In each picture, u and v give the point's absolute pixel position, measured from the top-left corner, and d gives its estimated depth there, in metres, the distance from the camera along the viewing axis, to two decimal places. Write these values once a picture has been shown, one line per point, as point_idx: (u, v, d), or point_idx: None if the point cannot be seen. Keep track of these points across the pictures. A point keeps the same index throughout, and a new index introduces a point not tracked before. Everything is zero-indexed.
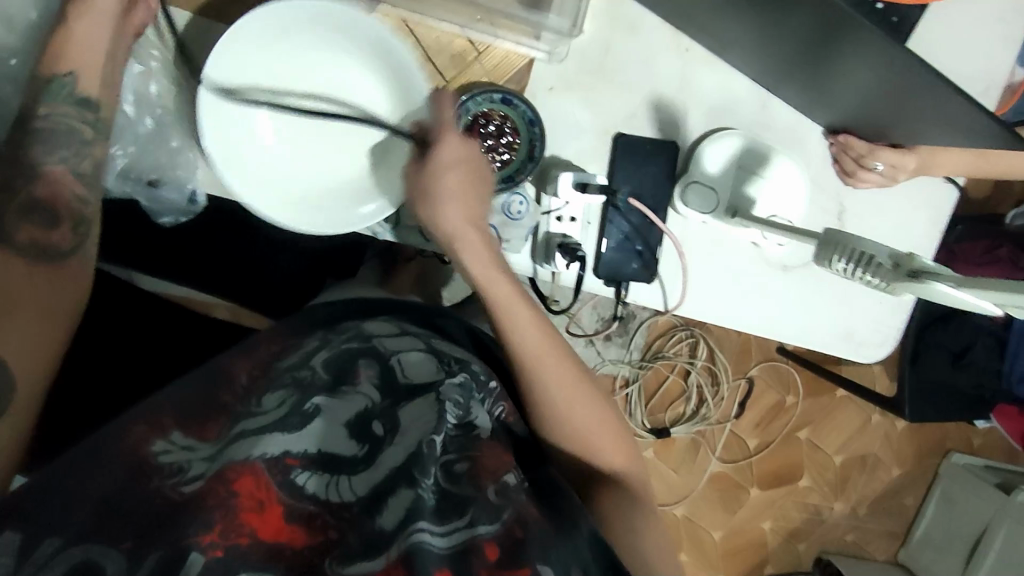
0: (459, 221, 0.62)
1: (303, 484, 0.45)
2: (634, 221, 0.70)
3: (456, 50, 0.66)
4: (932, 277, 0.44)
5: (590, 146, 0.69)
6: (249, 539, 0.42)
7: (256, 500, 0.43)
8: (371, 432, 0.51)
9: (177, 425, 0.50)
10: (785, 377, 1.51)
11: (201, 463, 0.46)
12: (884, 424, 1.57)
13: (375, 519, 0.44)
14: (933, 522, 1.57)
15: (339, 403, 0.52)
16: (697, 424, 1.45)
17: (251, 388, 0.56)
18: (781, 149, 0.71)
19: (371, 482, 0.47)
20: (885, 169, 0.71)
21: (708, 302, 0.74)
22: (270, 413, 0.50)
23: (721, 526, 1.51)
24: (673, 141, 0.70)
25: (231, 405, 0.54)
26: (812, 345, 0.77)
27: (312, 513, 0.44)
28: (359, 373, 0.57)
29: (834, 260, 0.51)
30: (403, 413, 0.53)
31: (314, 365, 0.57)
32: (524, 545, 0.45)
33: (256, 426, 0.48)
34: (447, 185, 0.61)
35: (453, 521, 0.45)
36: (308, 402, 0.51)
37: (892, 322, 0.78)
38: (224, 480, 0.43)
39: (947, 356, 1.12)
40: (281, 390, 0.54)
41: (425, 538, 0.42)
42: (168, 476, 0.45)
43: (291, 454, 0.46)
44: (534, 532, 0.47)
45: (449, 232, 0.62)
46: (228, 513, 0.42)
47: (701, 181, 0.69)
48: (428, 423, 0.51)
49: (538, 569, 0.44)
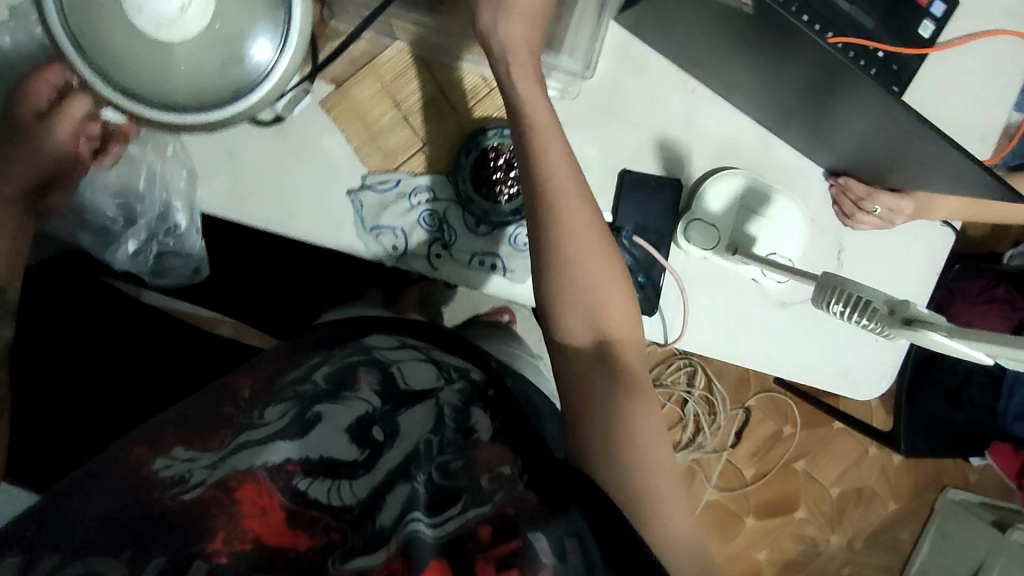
0: (516, 37, 0.55)
1: (305, 489, 0.49)
2: (637, 255, 0.72)
3: (469, 85, 0.67)
4: (924, 325, 0.45)
5: (597, 181, 0.70)
6: (253, 544, 0.44)
7: (259, 506, 0.46)
8: (371, 437, 0.55)
9: (178, 442, 0.53)
10: (782, 407, 1.52)
11: (201, 471, 0.49)
12: (880, 457, 1.58)
13: (374, 519, 0.48)
14: (929, 556, 1.57)
15: (339, 409, 0.57)
16: (693, 452, 1.47)
17: (252, 400, 0.60)
18: (782, 190, 0.72)
19: (371, 484, 0.51)
20: (882, 213, 0.72)
21: (707, 336, 0.75)
22: (272, 424, 0.54)
23: (717, 554, 1.50)
24: (676, 178, 0.71)
25: (234, 417, 0.57)
26: (809, 379, 0.78)
27: (314, 517, 0.47)
28: (360, 379, 0.62)
29: (831, 304, 0.52)
30: (401, 420, 0.59)
31: (316, 378, 0.62)
32: (516, 522, 0.47)
33: (260, 436, 0.52)
34: (516, 3, 0.54)
35: (447, 512, 0.48)
36: (309, 410, 0.56)
37: (888, 359, 0.79)
38: (228, 490, 0.46)
39: (942, 391, 1.13)
40: (282, 403, 0.57)
41: (419, 527, 0.46)
42: (168, 487, 0.47)
43: (291, 461, 0.50)
44: (527, 510, 0.49)
45: (501, 44, 0.56)
46: (234, 518, 0.45)
47: (702, 218, 0.71)
48: (427, 426, 0.59)
49: (530, 539, 0.46)
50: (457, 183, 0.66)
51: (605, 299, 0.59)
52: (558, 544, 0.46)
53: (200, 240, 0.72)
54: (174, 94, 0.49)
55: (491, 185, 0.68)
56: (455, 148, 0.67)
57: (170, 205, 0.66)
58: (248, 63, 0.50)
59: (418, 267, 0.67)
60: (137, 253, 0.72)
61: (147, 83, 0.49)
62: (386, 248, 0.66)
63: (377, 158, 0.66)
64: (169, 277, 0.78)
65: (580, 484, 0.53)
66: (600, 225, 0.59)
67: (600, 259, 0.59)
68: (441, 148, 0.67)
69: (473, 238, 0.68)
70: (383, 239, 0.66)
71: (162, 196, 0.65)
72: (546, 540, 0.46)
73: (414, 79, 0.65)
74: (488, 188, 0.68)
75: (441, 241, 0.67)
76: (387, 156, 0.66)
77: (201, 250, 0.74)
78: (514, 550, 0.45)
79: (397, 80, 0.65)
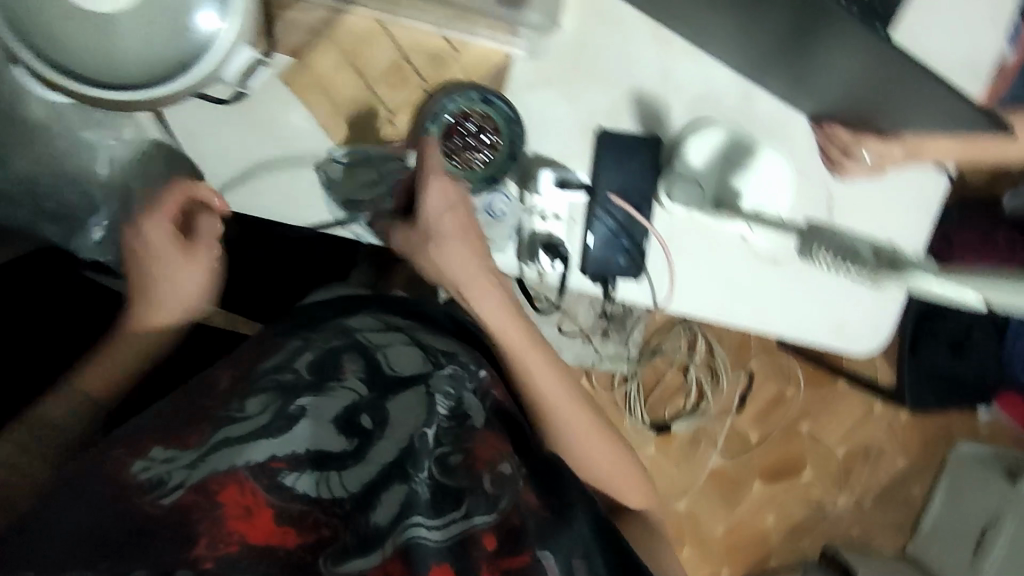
0: (456, 264, 0.61)
1: (292, 484, 0.49)
2: (619, 217, 0.69)
3: (433, 49, 0.64)
4: (910, 266, 0.43)
5: (573, 142, 0.68)
6: (239, 545, 0.46)
7: (243, 508, 0.47)
8: (360, 426, 0.54)
9: (155, 442, 0.52)
10: (786, 368, 1.49)
11: (181, 471, 0.49)
12: (887, 413, 1.56)
13: (368, 516, 0.47)
14: (940, 511, 1.56)
15: (324, 401, 0.56)
16: (695, 419, 1.45)
17: (231, 391, 0.57)
18: (766, 142, 0.70)
19: (362, 478, 0.50)
20: (872, 159, 0.70)
21: (696, 296, 0.73)
22: (252, 420, 0.52)
23: (724, 520, 1.51)
24: (655, 135, 0.69)
25: (212, 411, 0.54)
26: (804, 336, 0.76)
27: (304, 512, 0.48)
28: (344, 368, 0.60)
29: (816, 253, 0.51)
30: (390, 407, 0.57)
31: (298, 366, 0.59)
32: (521, 533, 0.52)
33: (239, 433, 0.51)
34: (449, 234, 0.60)
35: (450, 514, 0.48)
36: (292, 405, 0.54)
37: (886, 312, 0.77)
38: (209, 494, 0.47)
39: (948, 344, 1.11)
40: (263, 394, 0.55)
41: (422, 532, 0.46)
42: (147, 492, 0.48)
43: (275, 458, 0.50)
44: (532, 520, 0.54)
45: (449, 277, 0.62)
46: (218, 522, 0.46)
47: (685, 175, 0.68)
48: (419, 418, 0.55)
49: (536, 555, 0.51)
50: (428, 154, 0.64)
51: (593, 450, 0.72)
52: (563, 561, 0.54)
53: None
54: (121, 69, 0.48)
55: (463, 153, 0.65)
56: (419, 117, 0.64)
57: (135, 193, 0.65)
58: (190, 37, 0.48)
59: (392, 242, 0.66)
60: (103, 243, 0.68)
61: (95, 63, 0.48)
62: (360, 227, 0.64)
63: (344, 130, 0.64)
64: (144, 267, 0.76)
65: (576, 497, 0.62)
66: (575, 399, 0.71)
67: (583, 424, 0.71)
68: (409, 116, 0.65)
69: None
70: (357, 215, 0.65)
71: (126, 185, 0.64)
72: (552, 557, 0.53)
73: (375, 45, 0.63)
74: (459, 156, 0.64)
75: None
76: (354, 128, 0.64)
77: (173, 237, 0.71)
78: (523, 564, 0.50)
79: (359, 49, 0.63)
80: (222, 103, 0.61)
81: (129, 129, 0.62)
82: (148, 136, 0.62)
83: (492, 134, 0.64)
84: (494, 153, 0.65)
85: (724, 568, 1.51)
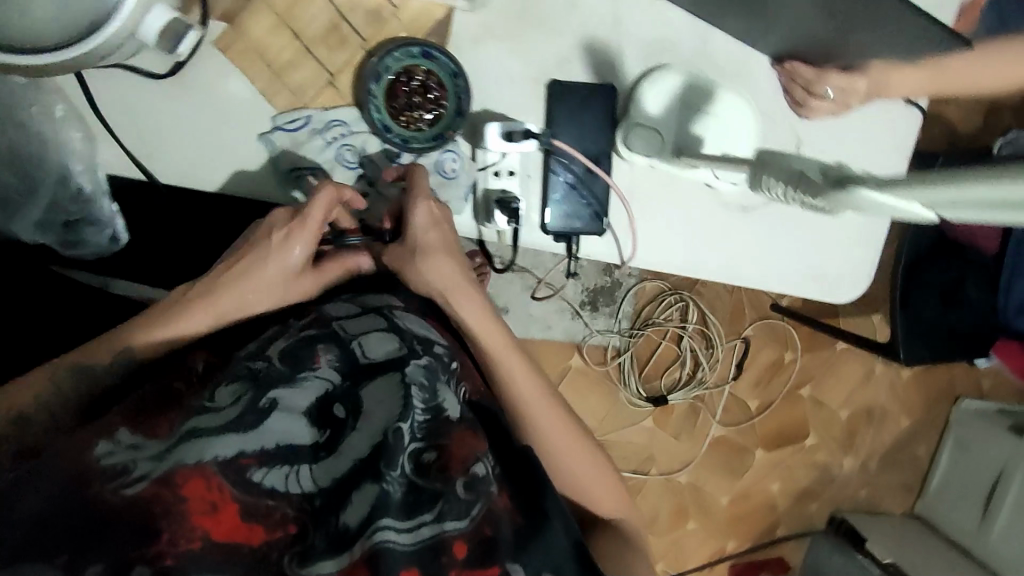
0: (442, 274, 0.62)
1: (261, 480, 0.47)
2: (578, 170, 0.67)
3: (371, 7, 0.62)
4: (856, 185, 0.41)
5: (524, 96, 0.66)
6: (202, 543, 0.45)
7: (208, 504, 0.45)
8: (332, 416, 0.52)
9: (126, 422, 0.49)
10: (780, 333, 1.46)
11: (147, 463, 0.46)
12: (888, 373, 1.54)
13: (339, 516, 0.46)
14: (948, 470, 1.53)
15: (296, 393, 0.51)
16: (695, 390, 1.39)
17: (206, 377, 0.53)
18: (725, 84, 0.68)
19: (334, 473, 0.48)
20: (835, 95, 0.67)
21: (663, 251, 0.70)
22: (224, 411, 0.49)
23: (728, 491, 1.47)
24: (609, 83, 0.67)
25: (185, 398, 0.51)
26: (782, 288, 0.74)
27: (271, 507, 0.47)
28: (319, 357, 0.54)
29: (767, 182, 0.48)
30: (366, 394, 0.53)
31: (271, 354, 0.53)
32: (493, 545, 0.49)
33: (212, 423, 0.48)
34: (429, 245, 0.62)
35: (422, 515, 0.47)
36: (264, 397, 0.50)
37: (866, 257, 0.74)
38: (172, 485, 0.45)
39: (937, 294, 1.07)
40: (235, 380, 0.51)
41: (389, 537, 0.45)
42: (111, 479, 0.45)
43: (244, 454, 0.47)
44: (506, 533, 0.50)
45: (435, 287, 0.63)
46: (180, 517, 0.45)
47: (642, 123, 0.66)
48: (394, 411, 0.51)
49: (507, 568, 0.49)
50: (375, 113, 0.63)
51: (571, 458, 0.68)
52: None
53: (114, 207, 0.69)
54: (41, 39, 0.47)
55: (409, 111, 0.64)
56: (362, 77, 0.62)
57: (71, 169, 0.63)
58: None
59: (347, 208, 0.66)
60: (42, 220, 0.67)
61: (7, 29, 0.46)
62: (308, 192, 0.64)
63: (286, 96, 0.62)
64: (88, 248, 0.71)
65: (556, 508, 0.55)
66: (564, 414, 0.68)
67: (563, 434, 0.67)
68: (352, 77, 0.63)
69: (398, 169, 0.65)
70: (302, 181, 0.63)
71: (59, 161, 0.62)
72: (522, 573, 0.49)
73: (308, 6, 0.61)
74: (405, 116, 0.64)
75: (366, 176, 0.65)
76: (295, 93, 0.62)
77: (114, 213, 0.69)
78: None
79: (292, 10, 0.60)
80: (157, 77, 0.60)
81: (60, 101, 0.59)
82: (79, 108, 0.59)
83: (438, 91, 0.63)
84: (440, 111, 0.64)
85: (732, 539, 1.49)
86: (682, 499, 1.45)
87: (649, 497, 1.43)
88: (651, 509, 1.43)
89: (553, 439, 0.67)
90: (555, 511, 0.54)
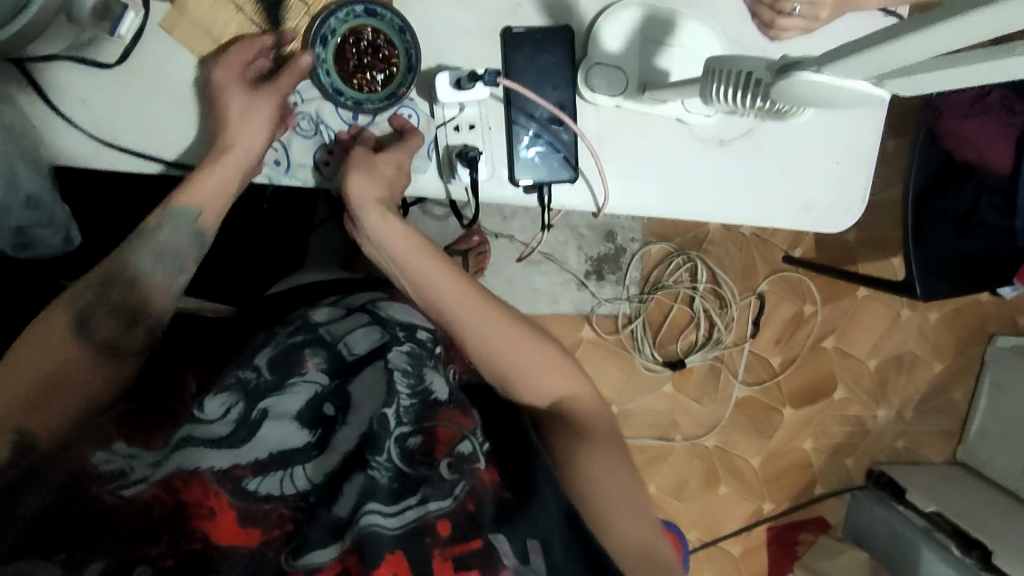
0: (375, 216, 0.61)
1: (256, 489, 0.48)
2: (541, 116, 0.65)
3: None
4: (795, 68, 0.38)
5: (478, 46, 0.64)
6: (203, 543, 0.45)
7: (206, 508, 0.46)
8: (323, 415, 0.54)
9: (121, 436, 0.50)
10: (797, 285, 1.42)
11: (145, 467, 0.48)
12: (915, 317, 1.48)
13: (332, 508, 0.47)
14: (987, 413, 1.46)
15: (285, 399, 0.54)
16: (712, 351, 1.36)
17: (199, 394, 0.57)
18: (689, 12, 0.65)
19: (325, 468, 0.50)
20: (804, 10, 0.64)
21: (639, 194, 0.68)
22: (215, 424, 0.51)
23: (758, 452, 1.43)
24: (565, 24, 0.65)
25: (180, 414, 0.55)
26: (769, 220, 0.71)
27: (268, 510, 0.47)
28: (306, 361, 0.58)
29: (718, 88, 0.46)
30: (354, 388, 0.55)
31: (258, 364, 0.57)
32: (477, 521, 0.47)
33: (204, 435, 0.50)
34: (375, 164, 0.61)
35: (406, 500, 0.47)
36: (254, 410, 0.53)
37: (856, 182, 0.71)
38: (172, 490, 0.46)
39: (950, 224, 0.99)
40: (224, 392, 0.54)
41: (376, 520, 0.45)
42: (109, 481, 0.46)
43: (239, 465, 0.49)
44: (491, 509, 0.49)
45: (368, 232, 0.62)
46: (179, 520, 0.45)
47: (603, 62, 0.64)
48: (380, 397, 0.53)
49: (491, 540, 0.47)
50: (325, 76, 0.62)
51: (543, 373, 0.62)
52: (520, 545, 0.48)
53: (65, 207, 0.69)
54: None
55: (360, 74, 0.64)
56: (308, 42, 0.61)
57: (19, 168, 0.60)
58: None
59: (310, 178, 0.64)
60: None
61: None
62: (269, 165, 0.64)
63: None
64: (43, 249, 0.71)
65: (547, 479, 0.53)
66: (529, 334, 0.62)
67: (536, 359, 0.62)
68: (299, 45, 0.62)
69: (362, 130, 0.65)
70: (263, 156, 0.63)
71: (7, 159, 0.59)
72: (509, 541, 0.47)
73: None
74: (357, 78, 0.64)
75: (324, 143, 0.64)
76: None
77: (66, 216, 0.70)
78: (475, 551, 0.46)
79: None
80: (107, 68, 0.60)
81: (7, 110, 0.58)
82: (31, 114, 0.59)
83: (388, 50, 0.63)
84: (393, 70, 0.64)
85: (768, 502, 1.43)
86: (710, 462, 1.41)
87: (676, 464, 1.39)
88: (679, 476, 1.39)
89: (514, 360, 0.61)
90: (545, 484, 0.53)
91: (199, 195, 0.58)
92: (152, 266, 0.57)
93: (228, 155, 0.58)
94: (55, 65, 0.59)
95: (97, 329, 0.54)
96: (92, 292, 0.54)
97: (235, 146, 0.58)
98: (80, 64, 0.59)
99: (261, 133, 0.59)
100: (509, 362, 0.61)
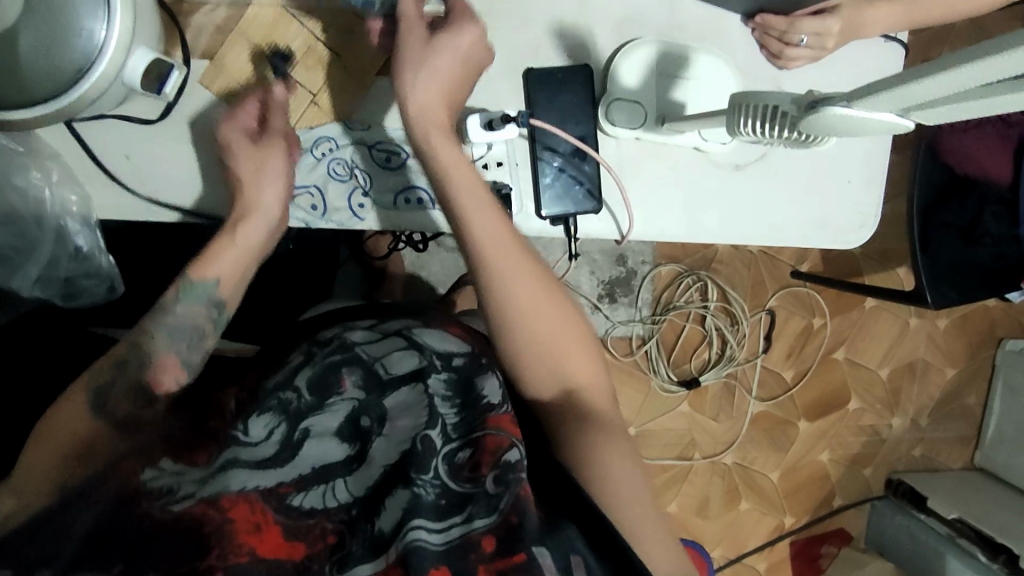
0: (445, 147, 0.59)
1: (300, 503, 0.50)
2: (565, 152, 0.68)
3: None
4: (824, 103, 0.40)
5: (503, 86, 0.67)
6: (249, 557, 0.46)
7: (253, 523, 0.48)
8: (360, 429, 0.56)
9: (166, 453, 0.51)
10: (807, 300, 1.44)
11: (190, 484, 0.49)
12: (923, 325, 1.50)
13: (376, 523, 0.49)
14: (1001, 416, 1.47)
15: (326, 417, 0.56)
16: (726, 367, 1.37)
17: (238, 410, 0.57)
18: (700, 46, 0.68)
19: (367, 480, 0.52)
20: (810, 41, 0.68)
21: (661, 221, 0.70)
22: (262, 446, 0.54)
23: (778, 466, 1.44)
24: (584, 63, 0.68)
25: (218, 432, 0.55)
26: (788, 241, 0.73)
27: (311, 525, 0.49)
28: (343, 380, 0.59)
29: (746, 122, 0.49)
30: (391, 402, 0.58)
31: (298, 386, 0.58)
32: (522, 534, 0.46)
33: (250, 457, 0.52)
34: (439, 70, 0.58)
35: (452, 518, 0.47)
36: (298, 429, 0.55)
37: (868, 200, 0.73)
38: (219, 508, 0.48)
39: (957, 235, 1.02)
40: (267, 413, 0.56)
41: (421, 535, 0.46)
42: (157, 498, 0.47)
43: (283, 483, 0.51)
44: (535, 518, 0.48)
45: (431, 157, 0.59)
46: (226, 536, 0.47)
47: (622, 97, 0.67)
48: (421, 420, 0.55)
49: (534, 552, 0.45)
50: (361, 127, 0.66)
51: (566, 347, 0.60)
52: (563, 560, 0.46)
53: (110, 258, 0.70)
54: (33, 90, 0.51)
55: None
56: None
57: (68, 227, 0.64)
58: (85, 32, 0.50)
59: (345, 220, 0.66)
60: (41, 276, 0.68)
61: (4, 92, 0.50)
62: (306, 210, 0.66)
63: None
64: (87, 298, 0.72)
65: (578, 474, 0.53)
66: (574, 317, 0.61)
67: (570, 334, 0.60)
68: (332, 94, 0.64)
69: (393, 173, 0.67)
70: (301, 202, 0.66)
71: (55, 218, 0.63)
72: (550, 555, 0.46)
73: (286, 33, 0.62)
74: None
75: (359, 187, 0.66)
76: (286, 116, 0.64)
77: (112, 267, 0.71)
78: (519, 565, 0.45)
79: (270, 40, 0.62)
80: (150, 123, 0.62)
81: (55, 169, 0.62)
82: (79, 170, 0.63)
83: None
84: None
85: (790, 516, 1.44)
86: (731, 478, 1.41)
87: (697, 481, 1.40)
88: (699, 494, 1.40)
89: (555, 333, 0.59)
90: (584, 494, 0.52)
91: (219, 265, 0.63)
92: (168, 346, 0.60)
93: (247, 221, 0.62)
94: (102, 126, 0.62)
95: (114, 404, 0.56)
96: (110, 370, 0.57)
97: (262, 173, 0.61)
98: (126, 125, 0.62)
99: (278, 187, 0.63)
100: (551, 336, 0.59)
